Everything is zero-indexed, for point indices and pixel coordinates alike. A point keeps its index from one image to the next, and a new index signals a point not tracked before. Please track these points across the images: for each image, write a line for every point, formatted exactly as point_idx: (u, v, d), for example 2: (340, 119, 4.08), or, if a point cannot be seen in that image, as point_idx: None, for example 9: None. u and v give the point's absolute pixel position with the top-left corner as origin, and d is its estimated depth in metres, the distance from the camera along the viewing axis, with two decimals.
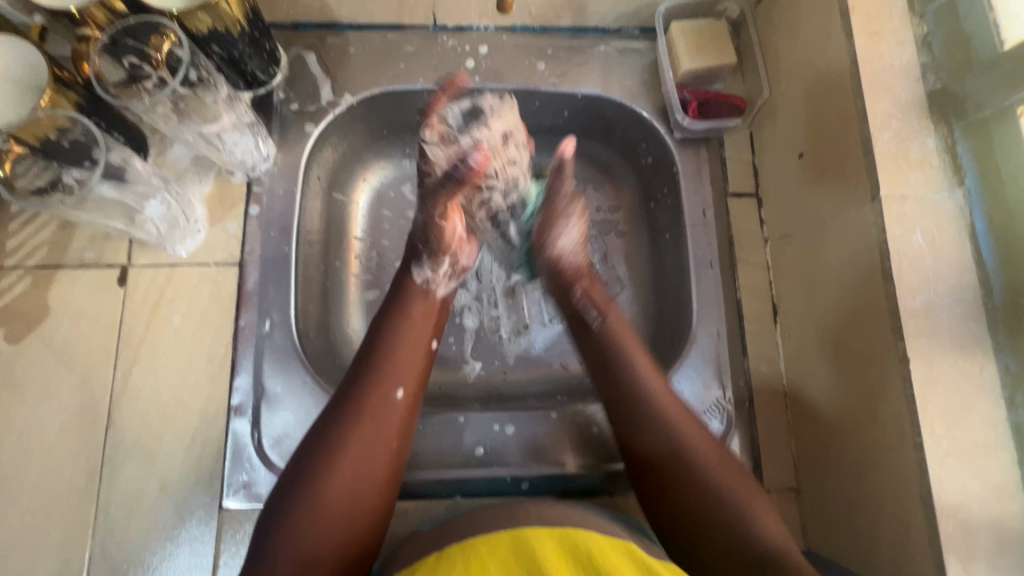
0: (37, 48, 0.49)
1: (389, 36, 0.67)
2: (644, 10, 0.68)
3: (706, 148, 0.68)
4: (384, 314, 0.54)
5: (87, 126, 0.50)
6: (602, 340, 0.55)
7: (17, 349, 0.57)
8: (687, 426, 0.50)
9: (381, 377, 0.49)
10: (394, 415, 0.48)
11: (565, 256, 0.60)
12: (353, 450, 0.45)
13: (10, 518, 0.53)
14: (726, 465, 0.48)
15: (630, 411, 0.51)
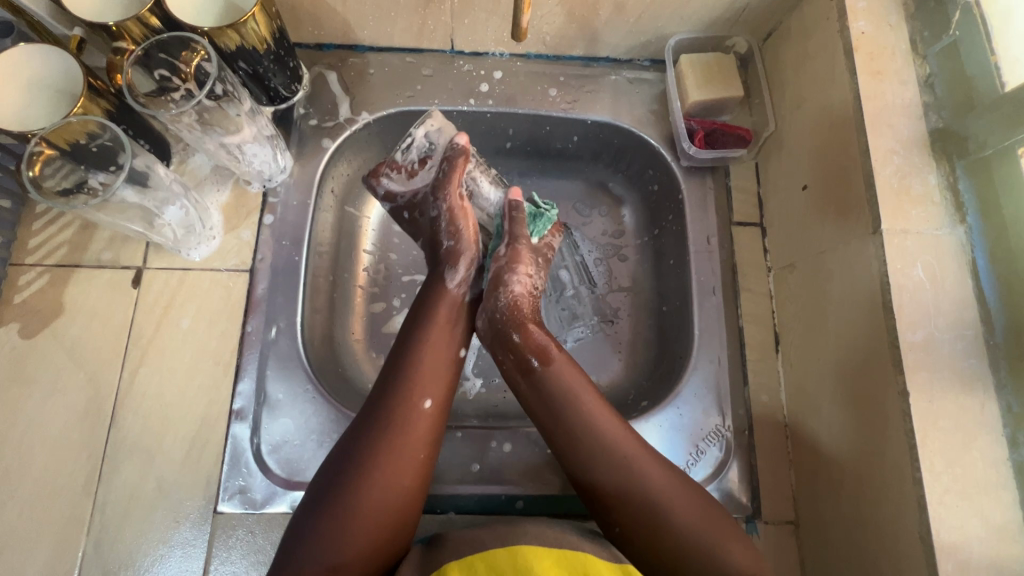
0: (75, 59, 0.52)
1: (408, 59, 0.70)
2: (654, 43, 0.69)
3: (712, 176, 0.69)
4: (413, 324, 0.56)
5: (115, 132, 0.51)
6: (549, 386, 0.54)
7: (29, 343, 0.58)
8: (655, 472, 0.50)
9: (410, 390, 0.51)
10: (425, 424, 0.50)
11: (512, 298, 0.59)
12: (386, 458, 0.47)
13: (8, 512, 0.54)
14: (700, 502, 0.50)
15: (601, 466, 0.50)
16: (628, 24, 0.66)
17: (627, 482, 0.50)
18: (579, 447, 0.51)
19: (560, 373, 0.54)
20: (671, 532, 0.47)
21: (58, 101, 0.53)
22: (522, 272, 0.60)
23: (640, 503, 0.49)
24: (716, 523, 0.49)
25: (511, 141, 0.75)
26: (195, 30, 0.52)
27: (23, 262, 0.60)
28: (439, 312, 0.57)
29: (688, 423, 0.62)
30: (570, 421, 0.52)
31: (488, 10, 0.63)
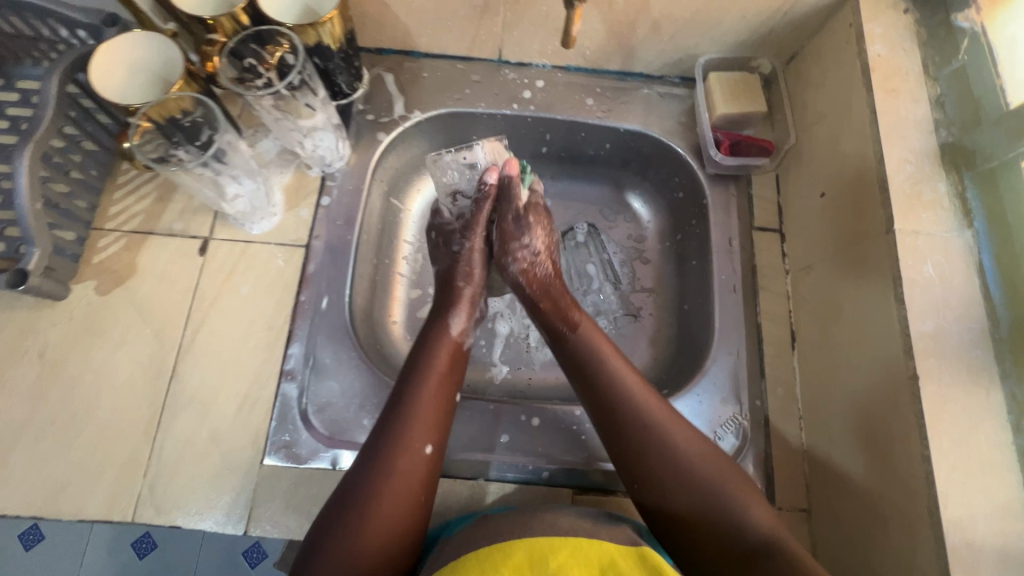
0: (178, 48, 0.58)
1: (458, 65, 0.77)
2: (686, 61, 0.75)
3: (735, 184, 0.74)
4: (411, 368, 0.58)
5: (212, 107, 0.60)
6: (580, 347, 0.61)
7: (104, 299, 0.64)
8: (685, 438, 0.55)
9: (411, 428, 0.53)
10: (420, 462, 0.52)
11: (535, 268, 0.67)
12: (383, 496, 0.49)
13: (76, 451, 0.58)
14: (736, 478, 0.53)
15: (642, 439, 0.55)
16: (662, 42, 0.72)
17: (666, 456, 0.54)
18: (610, 405, 0.57)
19: (589, 337, 0.61)
20: (694, 503, 0.52)
21: (154, 85, 0.59)
22: (534, 230, 0.68)
23: (672, 473, 0.53)
24: (743, 486, 0.53)
25: (546, 146, 0.82)
26: (279, 28, 0.59)
27: (104, 227, 0.66)
28: (438, 358, 0.59)
29: (707, 410, 0.65)
30: (615, 400, 0.57)
31: (536, 24, 0.70)
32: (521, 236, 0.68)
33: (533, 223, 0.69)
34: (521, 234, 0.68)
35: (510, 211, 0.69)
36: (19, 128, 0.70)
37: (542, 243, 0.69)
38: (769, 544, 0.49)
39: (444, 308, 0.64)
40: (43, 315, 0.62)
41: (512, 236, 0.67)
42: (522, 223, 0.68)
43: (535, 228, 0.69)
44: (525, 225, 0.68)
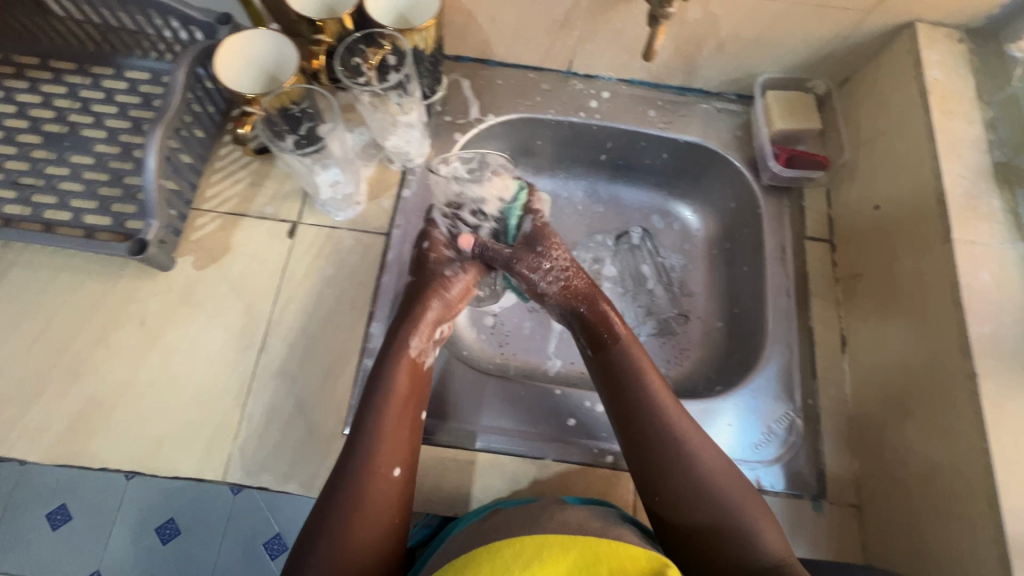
0: (291, 44, 0.64)
1: (530, 75, 0.82)
2: (744, 80, 0.80)
3: (788, 196, 0.79)
4: (371, 397, 0.60)
5: (328, 101, 0.66)
6: (620, 356, 0.65)
7: (200, 274, 0.68)
8: (701, 452, 0.59)
9: (376, 456, 0.57)
10: (388, 488, 0.56)
11: (574, 282, 0.70)
12: (355, 520, 0.54)
13: (172, 413, 0.63)
14: (745, 492, 0.58)
15: (659, 451, 0.59)
16: (724, 61, 0.77)
17: (687, 470, 0.58)
18: (635, 420, 0.61)
19: (628, 349, 0.65)
20: (702, 518, 0.57)
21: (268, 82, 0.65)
22: (552, 253, 0.72)
23: (691, 486, 0.58)
24: (751, 505, 0.57)
25: (606, 154, 0.87)
26: (381, 32, 0.64)
27: (202, 208, 0.71)
28: (398, 383, 0.61)
29: (762, 407, 0.68)
30: (645, 413, 0.61)
31: (609, 39, 0.75)
32: (540, 259, 0.71)
33: (550, 245, 0.72)
34: (531, 262, 0.71)
35: (506, 251, 0.72)
36: (125, 113, 0.75)
37: (566, 260, 0.72)
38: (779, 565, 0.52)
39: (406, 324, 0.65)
40: (145, 285, 0.67)
41: (530, 264, 0.71)
42: (542, 244, 0.72)
43: (555, 244, 0.73)
44: (544, 247, 0.72)
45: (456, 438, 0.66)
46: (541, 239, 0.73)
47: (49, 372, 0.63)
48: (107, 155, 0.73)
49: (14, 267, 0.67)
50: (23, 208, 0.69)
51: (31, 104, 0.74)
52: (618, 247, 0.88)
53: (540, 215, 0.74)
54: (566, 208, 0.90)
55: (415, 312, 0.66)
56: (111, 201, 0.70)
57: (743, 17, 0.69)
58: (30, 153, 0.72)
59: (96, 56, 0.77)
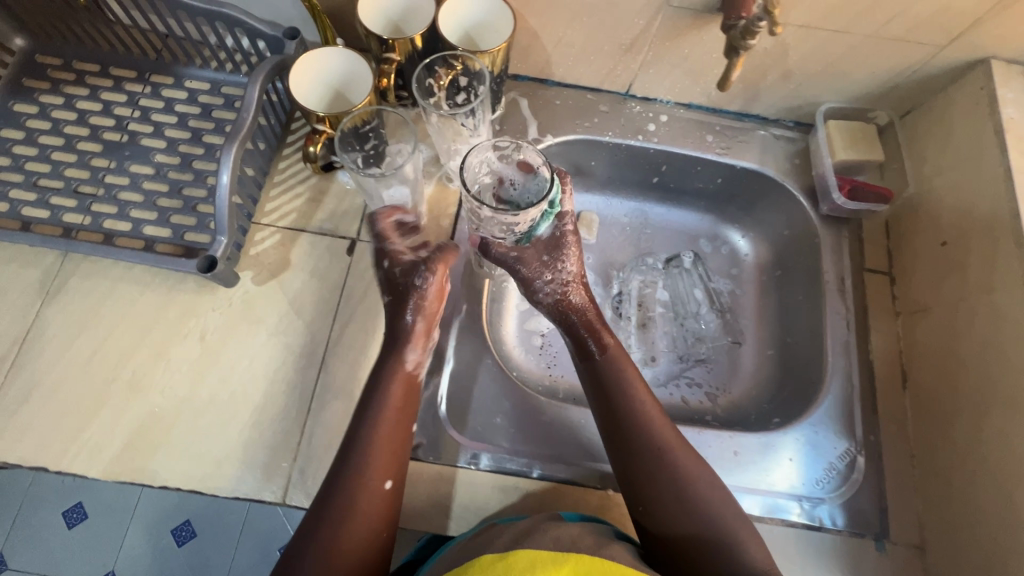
0: (366, 63, 0.66)
1: (588, 95, 0.82)
2: (805, 108, 0.80)
3: (847, 226, 0.78)
4: (365, 406, 0.58)
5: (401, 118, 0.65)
6: (605, 366, 0.65)
7: (259, 289, 0.68)
8: (683, 462, 0.59)
9: (365, 467, 0.55)
10: (379, 499, 0.54)
11: (569, 293, 0.70)
12: (345, 531, 0.52)
13: (233, 430, 0.62)
14: (732, 503, 0.58)
15: (646, 459, 0.59)
16: (787, 89, 0.76)
17: (672, 481, 0.58)
18: (620, 430, 0.61)
19: (615, 359, 0.66)
20: (686, 528, 0.56)
21: (332, 99, 0.68)
22: (568, 256, 0.70)
23: (674, 495, 0.57)
24: (736, 521, 0.57)
25: (658, 177, 0.86)
26: (451, 53, 0.63)
27: (262, 222, 0.71)
28: (394, 393, 0.59)
29: (824, 440, 0.68)
30: (629, 423, 0.61)
31: (673, 64, 0.74)
32: (544, 269, 0.70)
33: (561, 254, 0.70)
34: (538, 271, 0.69)
35: (511, 254, 0.69)
36: (185, 123, 0.74)
37: (574, 270, 0.71)
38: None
39: (401, 335, 0.62)
40: (204, 299, 0.67)
41: (534, 274, 0.69)
42: (551, 253, 0.70)
43: (566, 254, 0.70)
44: (552, 257, 0.70)
45: (518, 464, 0.63)
46: (552, 250, 0.70)
47: (108, 386, 0.62)
48: (166, 165, 0.72)
49: (74, 277, 0.67)
50: (83, 218, 0.69)
51: (91, 111, 0.74)
52: (668, 270, 0.88)
53: (565, 219, 0.71)
54: (614, 228, 0.90)
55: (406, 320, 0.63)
56: (170, 212, 0.70)
57: (814, 48, 0.69)
58: (90, 161, 0.72)
59: (156, 64, 0.77)
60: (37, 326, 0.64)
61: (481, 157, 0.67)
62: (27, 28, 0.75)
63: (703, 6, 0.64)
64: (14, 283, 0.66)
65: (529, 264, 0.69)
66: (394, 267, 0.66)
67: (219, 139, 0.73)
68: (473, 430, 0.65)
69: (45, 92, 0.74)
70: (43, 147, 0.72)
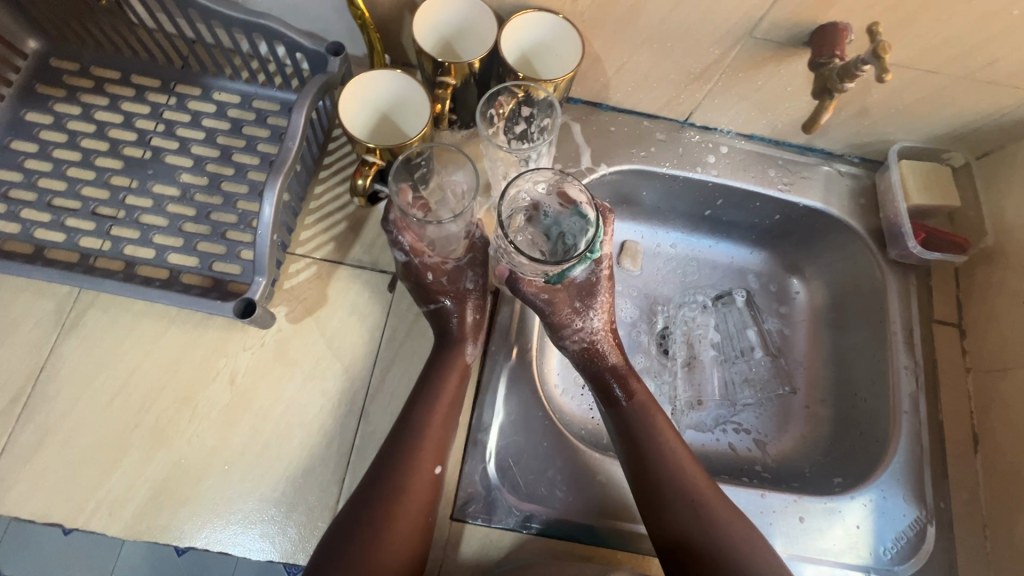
0: (420, 86, 0.60)
1: (644, 122, 0.77)
2: (875, 145, 0.75)
3: (915, 273, 0.73)
4: (418, 390, 0.58)
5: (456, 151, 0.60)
6: (632, 415, 0.62)
7: (294, 328, 0.62)
8: (718, 513, 0.57)
9: (413, 448, 0.55)
10: (429, 483, 0.55)
11: (597, 339, 0.63)
12: (397, 514, 0.53)
13: (264, 484, 0.57)
14: (770, 556, 0.56)
15: (680, 510, 0.57)
16: (860, 126, 0.72)
17: (706, 533, 0.56)
18: (650, 482, 0.58)
19: (642, 405, 0.63)
20: None
21: (381, 123, 0.63)
22: (598, 305, 0.63)
23: (710, 548, 0.56)
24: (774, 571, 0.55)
25: (711, 210, 0.81)
26: (516, 83, 0.57)
27: (297, 252, 0.65)
28: (448, 383, 0.59)
29: (893, 506, 0.64)
30: (660, 475, 0.58)
31: (742, 96, 0.69)
32: (574, 317, 0.61)
33: (594, 302, 0.62)
34: (569, 317, 0.61)
35: (542, 297, 0.59)
36: (213, 139, 0.68)
37: (604, 320, 0.63)
38: None
39: (461, 333, 0.62)
40: (234, 337, 0.61)
41: (565, 320, 0.61)
42: (584, 299, 0.62)
43: (598, 302, 0.63)
44: (584, 303, 0.62)
45: (569, 529, 0.59)
46: (585, 295, 0.62)
47: (129, 433, 0.57)
48: (193, 187, 0.66)
49: (91, 310, 0.61)
50: (101, 242, 0.63)
51: (110, 124, 0.68)
52: (717, 307, 0.81)
53: (603, 263, 0.62)
54: (660, 259, 0.85)
55: (464, 319, 0.62)
56: (197, 239, 0.64)
57: (900, 87, 0.64)
58: (109, 179, 0.66)
59: (181, 73, 0.71)
60: (51, 364, 0.59)
61: (516, 191, 0.56)
62: (41, 30, 0.69)
63: (787, 39, 0.59)
64: (26, 314, 0.60)
65: (563, 309, 0.60)
66: (440, 278, 0.61)
67: (250, 158, 0.68)
68: (525, 490, 0.59)
69: (61, 101, 0.68)
70: (58, 162, 0.66)
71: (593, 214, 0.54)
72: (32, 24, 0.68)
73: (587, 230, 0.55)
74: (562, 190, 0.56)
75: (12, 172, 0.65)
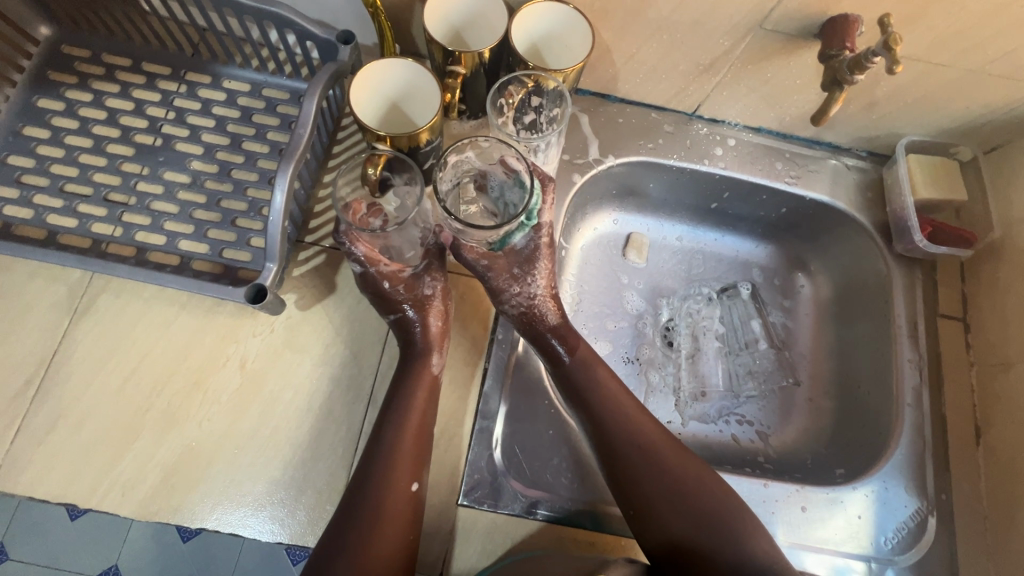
0: (433, 79, 0.60)
1: (652, 114, 0.77)
2: (883, 139, 0.76)
3: (921, 267, 0.74)
4: (390, 406, 0.58)
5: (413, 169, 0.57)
6: (574, 371, 0.63)
7: (304, 315, 0.63)
8: (667, 454, 0.60)
9: (387, 466, 0.55)
10: (407, 502, 0.54)
11: (536, 302, 0.63)
12: (377, 533, 0.53)
13: (274, 469, 0.58)
14: (721, 490, 0.58)
15: (631, 456, 0.59)
16: (869, 119, 0.72)
17: (658, 475, 0.58)
18: (599, 434, 0.60)
19: (585, 360, 0.63)
20: (676, 521, 0.57)
21: (390, 113, 0.63)
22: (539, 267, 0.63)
23: (665, 490, 0.58)
24: (726, 504, 0.57)
25: (717, 203, 0.82)
26: (526, 72, 0.58)
27: (306, 240, 0.66)
28: (416, 400, 0.58)
29: (893, 498, 0.64)
30: (607, 426, 0.60)
31: (751, 87, 0.69)
32: (512, 282, 0.62)
33: (532, 269, 0.62)
34: (507, 283, 0.61)
35: (482, 262, 0.61)
36: (223, 127, 0.69)
37: (547, 282, 0.63)
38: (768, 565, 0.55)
39: (422, 345, 0.60)
40: (245, 323, 0.62)
41: (502, 286, 0.62)
42: (522, 266, 0.62)
43: (537, 269, 0.63)
44: (522, 270, 0.62)
45: (573, 515, 0.59)
46: (524, 263, 0.62)
47: (141, 416, 0.58)
48: (203, 174, 0.67)
49: (103, 295, 0.62)
50: (113, 229, 0.64)
51: (121, 111, 0.68)
52: (721, 300, 0.82)
53: (542, 231, 0.62)
54: (665, 251, 0.85)
55: (427, 327, 0.61)
56: (207, 226, 0.64)
57: (909, 81, 0.64)
58: (120, 166, 0.66)
59: (192, 61, 0.71)
60: (64, 347, 0.60)
61: (456, 158, 0.58)
62: (53, 16, 0.69)
63: (798, 31, 0.59)
64: (39, 299, 0.61)
65: (500, 274, 0.61)
66: (398, 287, 0.60)
67: (260, 146, 0.68)
68: (530, 476, 0.61)
69: (72, 87, 0.69)
70: (69, 149, 0.66)
71: (530, 180, 0.55)
72: (44, 11, 0.69)
73: (525, 195, 0.56)
74: (499, 157, 0.57)
75: (24, 158, 0.65)
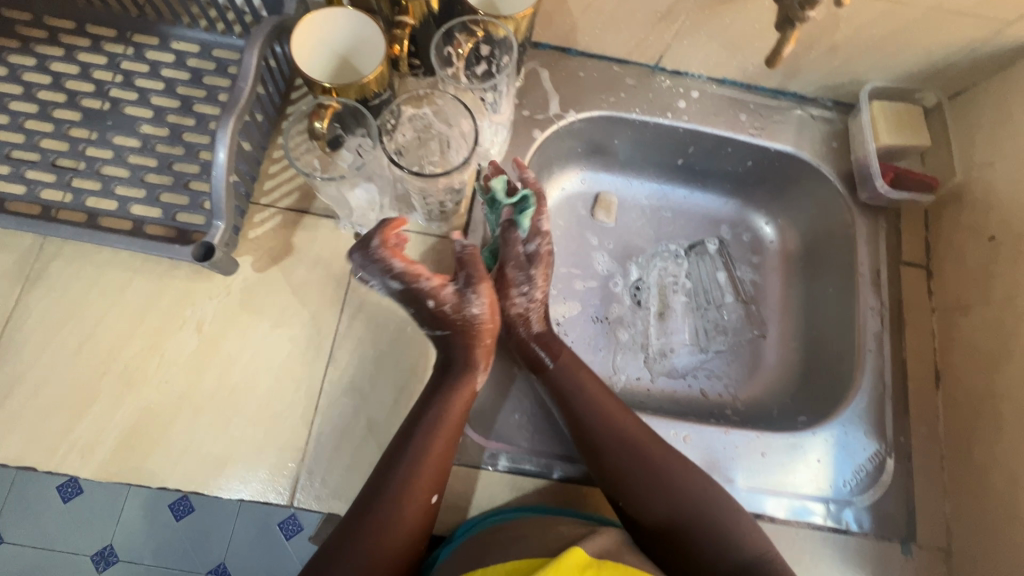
0: (374, 24, 0.58)
1: (614, 68, 0.76)
2: (847, 86, 0.75)
3: (885, 216, 0.73)
4: (421, 421, 0.55)
5: (367, 118, 0.56)
6: (557, 376, 0.62)
7: (260, 276, 0.63)
8: (649, 449, 0.59)
9: (407, 477, 0.53)
10: (421, 511, 0.54)
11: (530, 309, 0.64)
12: (386, 539, 0.52)
13: (231, 428, 0.58)
14: (705, 481, 0.58)
15: (612, 454, 0.58)
16: (832, 65, 0.70)
17: (641, 473, 0.58)
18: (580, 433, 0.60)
19: (567, 365, 0.63)
20: (664, 514, 0.57)
21: (339, 67, 0.62)
22: (534, 278, 0.64)
23: (648, 486, 0.58)
24: (710, 495, 0.57)
25: (684, 158, 0.81)
26: (472, 20, 0.56)
27: (261, 202, 0.65)
28: (450, 417, 0.56)
29: (853, 441, 0.65)
30: (587, 426, 0.60)
31: (711, 35, 0.68)
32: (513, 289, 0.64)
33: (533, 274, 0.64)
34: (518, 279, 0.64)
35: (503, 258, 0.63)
36: (173, 90, 0.67)
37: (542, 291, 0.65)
38: (758, 554, 0.55)
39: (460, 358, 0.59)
40: (201, 286, 0.62)
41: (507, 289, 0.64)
42: (524, 271, 0.63)
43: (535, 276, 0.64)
44: (524, 277, 0.63)
45: (538, 465, 0.60)
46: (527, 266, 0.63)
47: (99, 381, 0.58)
48: (154, 138, 0.65)
49: (56, 262, 0.61)
50: (63, 194, 0.63)
51: (66, 75, 0.67)
52: (689, 257, 0.83)
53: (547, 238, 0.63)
54: (634, 211, 0.84)
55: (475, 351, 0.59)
56: (160, 190, 0.64)
57: (870, 20, 0.63)
58: (68, 131, 0.65)
59: (137, 23, 0.69)
60: (18, 314, 0.59)
61: (413, 111, 0.62)
62: None
63: None
64: None
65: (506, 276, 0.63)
66: (442, 306, 0.57)
67: (211, 109, 0.67)
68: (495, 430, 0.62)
69: (15, 52, 0.67)
70: (15, 115, 0.65)
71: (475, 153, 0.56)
72: None
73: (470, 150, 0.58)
74: (449, 116, 0.60)
75: None
